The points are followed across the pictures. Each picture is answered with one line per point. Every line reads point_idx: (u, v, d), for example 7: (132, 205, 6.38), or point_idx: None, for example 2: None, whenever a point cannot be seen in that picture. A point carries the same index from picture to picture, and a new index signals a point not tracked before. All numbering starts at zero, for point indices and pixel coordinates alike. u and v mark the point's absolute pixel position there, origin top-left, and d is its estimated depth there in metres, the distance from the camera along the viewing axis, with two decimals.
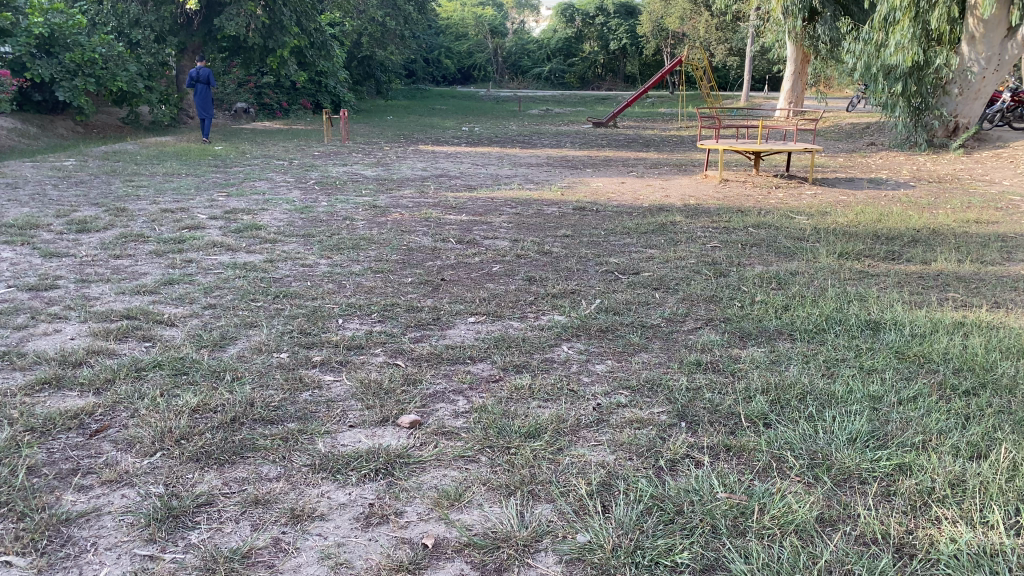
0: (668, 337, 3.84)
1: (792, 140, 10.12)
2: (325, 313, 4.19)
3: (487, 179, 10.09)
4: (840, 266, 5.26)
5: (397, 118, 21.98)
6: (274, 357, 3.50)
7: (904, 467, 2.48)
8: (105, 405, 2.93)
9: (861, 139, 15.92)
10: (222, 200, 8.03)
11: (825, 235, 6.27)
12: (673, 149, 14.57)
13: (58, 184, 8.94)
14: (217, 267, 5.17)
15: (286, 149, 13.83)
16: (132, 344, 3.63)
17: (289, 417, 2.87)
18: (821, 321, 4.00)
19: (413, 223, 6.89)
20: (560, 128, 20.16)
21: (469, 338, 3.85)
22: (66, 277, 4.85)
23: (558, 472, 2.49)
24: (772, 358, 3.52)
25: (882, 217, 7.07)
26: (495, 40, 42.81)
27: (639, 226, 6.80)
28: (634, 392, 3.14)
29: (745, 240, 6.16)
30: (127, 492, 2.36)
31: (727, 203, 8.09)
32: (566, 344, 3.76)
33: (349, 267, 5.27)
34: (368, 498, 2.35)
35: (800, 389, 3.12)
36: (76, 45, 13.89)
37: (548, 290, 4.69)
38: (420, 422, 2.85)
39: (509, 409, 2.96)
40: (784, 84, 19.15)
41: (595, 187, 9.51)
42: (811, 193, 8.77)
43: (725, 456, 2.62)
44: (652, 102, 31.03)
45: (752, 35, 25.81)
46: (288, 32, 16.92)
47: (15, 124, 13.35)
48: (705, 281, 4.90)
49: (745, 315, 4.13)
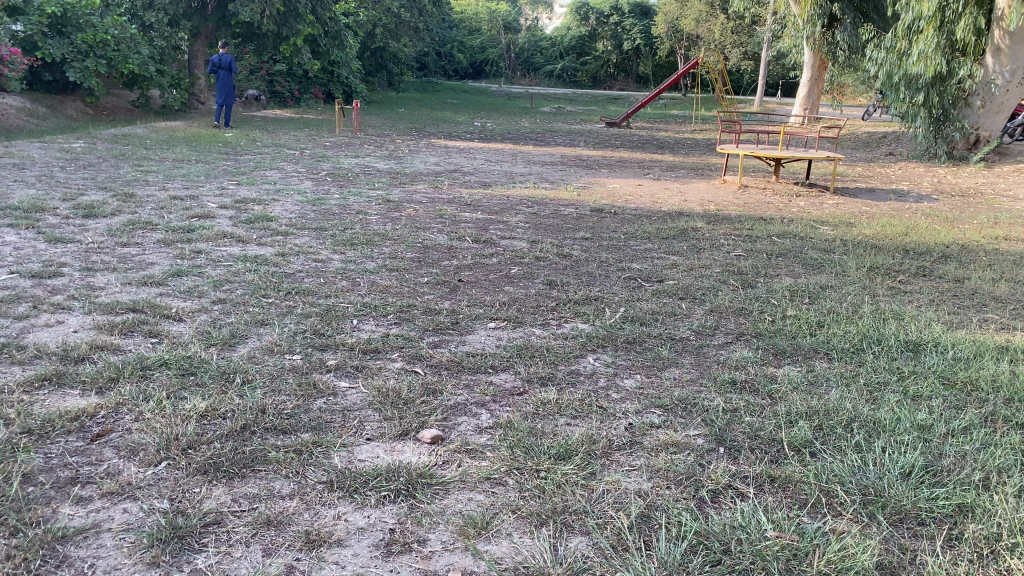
0: (699, 352, 3.67)
1: (814, 147, 9.92)
2: (339, 312, 4.01)
3: (501, 176, 9.91)
4: (871, 280, 5.08)
5: (409, 111, 21.79)
6: (286, 359, 3.33)
7: (965, 508, 2.31)
8: (108, 406, 2.76)
9: (879, 148, 15.70)
10: (233, 189, 7.87)
11: (852, 247, 6.08)
12: (689, 152, 14.37)
13: (65, 166, 8.78)
14: (227, 259, 5.00)
15: (297, 138, 13.66)
16: (138, 340, 3.45)
17: (303, 427, 2.70)
18: (859, 340, 3.82)
19: (427, 220, 6.71)
20: (573, 126, 19.95)
21: (491, 345, 3.67)
22: (71, 264, 4.68)
23: (593, 501, 2.31)
24: (810, 378, 3.35)
25: (908, 230, 6.88)
26: (509, 36, 42.59)
27: (660, 231, 6.62)
28: (667, 412, 2.97)
29: (769, 250, 5.98)
30: (129, 507, 2.18)
31: (747, 210, 7.91)
32: (591, 355, 3.59)
33: (363, 264, 5.09)
34: (389, 522, 2.18)
35: (844, 414, 2.95)
36: (88, 26, 13.74)
37: (570, 296, 4.51)
38: (441, 437, 2.67)
39: (537, 426, 2.78)
40: (800, 90, 18.88)
41: (611, 188, 9.33)
42: (833, 202, 8.59)
43: (770, 488, 2.45)
44: (665, 103, 30.82)
45: (768, 39, 25.55)
46: (302, 20, 16.72)
47: (24, 104, 13.18)
48: (732, 292, 4.73)
49: (778, 331, 3.96)
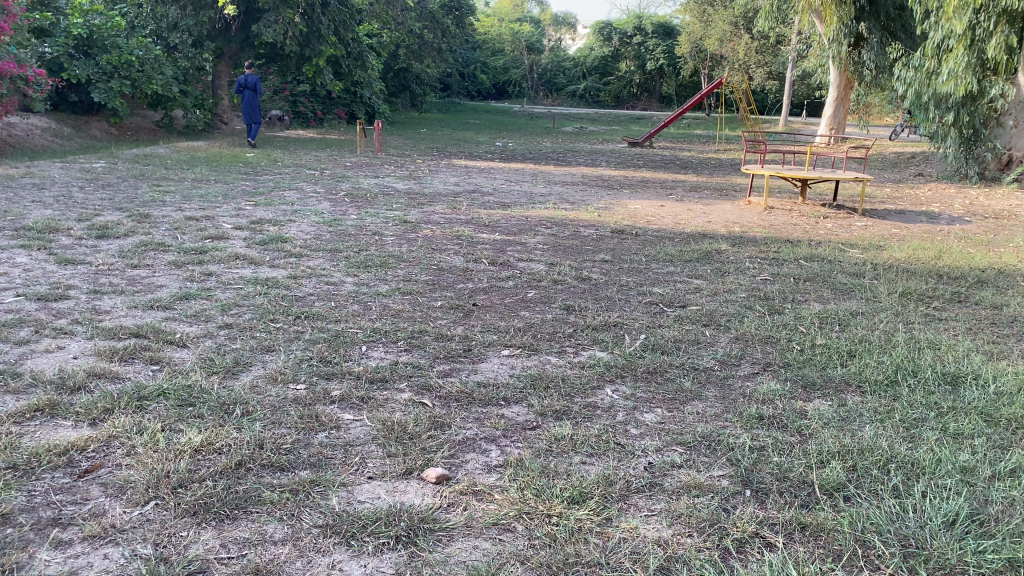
0: (724, 384, 3.49)
1: (841, 167, 9.70)
2: (347, 338, 3.87)
3: (521, 196, 9.79)
4: (904, 307, 4.88)
5: (432, 131, 21.81)
6: (290, 389, 3.19)
7: (1015, 564, 2.12)
8: (100, 440, 2.63)
9: (907, 168, 15.42)
10: (249, 209, 7.80)
11: (884, 272, 5.85)
12: (712, 172, 14.18)
13: (85, 186, 8.78)
14: (237, 282, 4.89)
15: (319, 159, 13.65)
16: (138, 367, 3.33)
17: (301, 464, 2.55)
18: (893, 372, 3.62)
19: (444, 241, 6.58)
20: (595, 146, 19.82)
21: (504, 374, 3.51)
22: (79, 287, 4.59)
23: (609, 551, 2.15)
24: (842, 414, 3.16)
25: (941, 254, 6.65)
26: (531, 57, 42.60)
27: (683, 253, 6.45)
28: (689, 450, 2.81)
29: (797, 273, 5.78)
30: (110, 552, 2.04)
31: (773, 232, 7.71)
32: (609, 386, 3.41)
33: (376, 287, 4.97)
34: (386, 572, 2.02)
35: (879, 453, 2.76)
36: (114, 47, 13.87)
37: (588, 322, 4.35)
38: (448, 477, 2.51)
39: (549, 465, 2.62)
40: (826, 110, 18.64)
41: (633, 209, 9.15)
42: (862, 224, 8.37)
43: (801, 537, 2.27)
44: (688, 123, 30.64)
45: (792, 60, 25.36)
46: (325, 41, 16.79)
47: (49, 124, 13.29)
48: (758, 318, 4.54)
49: (807, 361, 3.78)
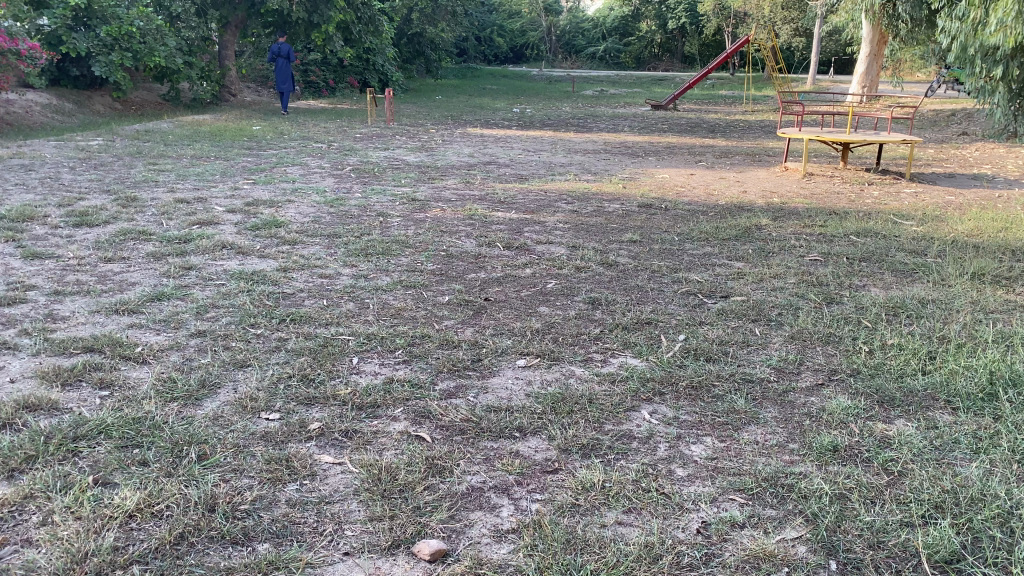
0: (784, 401, 2.90)
1: (885, 129, 8.94)
2: (336, 348, 3.31)
3: (538, 167, 9.15)
4: (981, 292, 4.23)
5: (447, 98, 21.10)
6: (261, 421, 2.63)
7: None
8: (10, 502, 2.09)
9: (949, 127, 14.57)
10: (246, 188, 7.24)
11: (948, 248, 5.20)
12: (742, 136, 13.44)
13: (76, 166, 8.27)
14: (219, 277, 4.34)
15: (328, 130, 13.02)
16: (82, 395, 2.79)
17: (262, 534, 2.01)
18: (990, 383, 2.99)
19: (455, 222, 6.01)
20: (617, 110, 19.07)
21: (519, 392, 2.94)
22: (40, 288, 4.05)
23: None
24: (936, 441, 2.57)
25: (1008, 224, 5.96)
26: (550, 19, 41.00)
27: (719, 229, 5.83)
28: (752, 499, 2.24)
29: (850, 252, 5.15)
30: None
31: (815, 202, 7.06)
32: (646, 408, 2.83)
33: (376, 279, 4.40)
34: None
35: (995, 504, 2.17)
36: (114, 18, 13.19)
37: (618, 319, 3.77)
38: (446, 552, 1.96)
39: (576, 531, 2.05)
40: (859, 67, 17.77)
41: (660, 179, 8.50)
42: (912, 191, 7.68)
43: None
44: (713, 84, 29.66)
45: (820, 16, 24.28)
46: (333, 6, 15.93)
47: (49, 101, 12.78)
48: (814, 311, 3.93)
49: (878, 369, 3.17)
